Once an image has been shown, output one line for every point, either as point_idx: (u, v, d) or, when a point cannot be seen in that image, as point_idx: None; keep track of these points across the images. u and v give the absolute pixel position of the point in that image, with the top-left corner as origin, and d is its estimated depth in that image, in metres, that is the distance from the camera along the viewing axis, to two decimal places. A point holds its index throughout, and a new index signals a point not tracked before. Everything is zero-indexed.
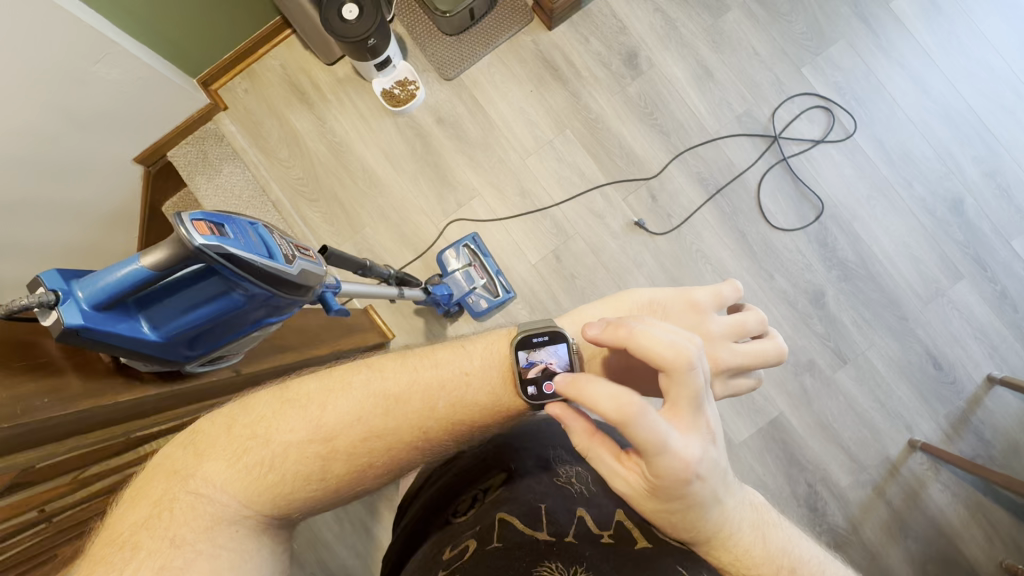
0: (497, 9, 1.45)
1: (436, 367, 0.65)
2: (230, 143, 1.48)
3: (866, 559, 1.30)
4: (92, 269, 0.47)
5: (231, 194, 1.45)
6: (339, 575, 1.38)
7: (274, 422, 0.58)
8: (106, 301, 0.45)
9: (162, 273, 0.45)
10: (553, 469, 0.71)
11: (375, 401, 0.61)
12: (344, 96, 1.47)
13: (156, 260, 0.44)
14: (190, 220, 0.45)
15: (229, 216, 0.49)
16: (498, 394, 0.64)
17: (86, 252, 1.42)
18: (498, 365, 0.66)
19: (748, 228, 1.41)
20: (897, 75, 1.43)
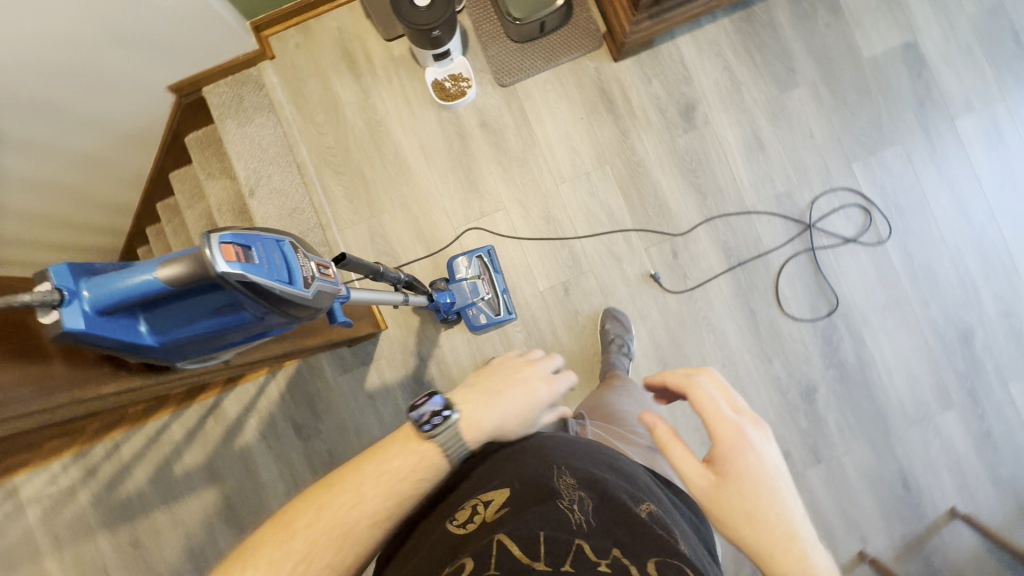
0: (568, 26, 1.41)
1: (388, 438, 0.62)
2: (268, 94, 1.44)
3: None
4: (102, 267, 0.46)
5: (257, 147, 1.42)
6: None
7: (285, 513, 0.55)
8: (110, 305, 0.44)
9: (175, 287, 0.44)
10: (556, 482, 0.61)
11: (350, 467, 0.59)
12: (394, 75, 1.43)
13: (172, 274, 0.43)
14: (220, 242, 0.44)
15: (259, 237, 0.48)
16: (416, 450, 0.60)
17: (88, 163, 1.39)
18: (405, 430, 0.62)
19: (759, 308, 1.40)
20: (943, 194, 1.42)
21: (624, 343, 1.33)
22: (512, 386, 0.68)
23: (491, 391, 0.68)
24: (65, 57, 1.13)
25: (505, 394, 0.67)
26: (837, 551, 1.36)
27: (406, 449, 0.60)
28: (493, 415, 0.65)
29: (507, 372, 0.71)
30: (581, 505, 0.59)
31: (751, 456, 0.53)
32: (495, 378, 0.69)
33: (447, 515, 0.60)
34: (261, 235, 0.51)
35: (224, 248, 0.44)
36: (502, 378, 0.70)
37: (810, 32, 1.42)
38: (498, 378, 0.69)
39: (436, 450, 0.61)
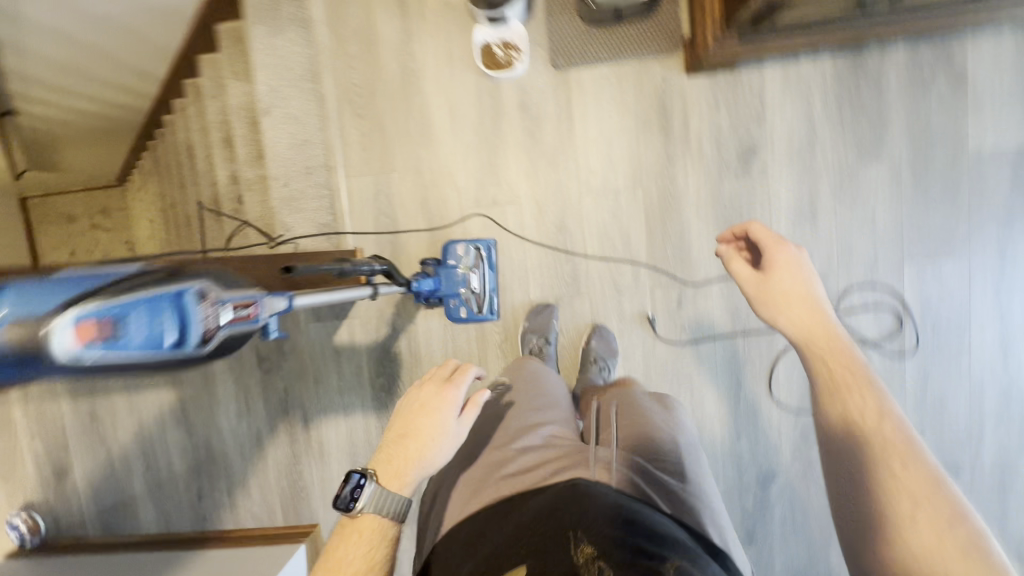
0: (648, 19, 1.23)
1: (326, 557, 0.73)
2: (305, 6, 1.31)
3: None
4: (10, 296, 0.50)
5: (281, 64, 1.32)
6: (218, 455, 1.46)
7: None
8: None
9: (41, 358, 0.47)
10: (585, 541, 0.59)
11: None
12: (443, 23, 1.28)
13: (33, 344, 0.46)
14: (77, 325, 0.47)
15: (138, 304, 0.51)
16: (354, 548, 0.73)
17: None
18: (341, 538, 0.75)
19: (747, 382, 1.33)
20: (991, 326, 1.27)
21: (604, 366, 1.28)
22: (416, 424, 0.82)
23: (406, 431, 0.82)
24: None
25: (412, 432, 0.82)
26: None
27: (349, 540, 0.74)
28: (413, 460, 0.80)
29: (415, 404, 0.85)
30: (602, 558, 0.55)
31: (786, 273, 0.86)
32: (405, 420, 0.83)
33: None
34: (157, 290, 0.53)
35: (83, 328, 0.47)
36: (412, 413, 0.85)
37: (919, 103, 1.22)
38: (407, 418, 0.84)
39: (371, 517, 0.75)
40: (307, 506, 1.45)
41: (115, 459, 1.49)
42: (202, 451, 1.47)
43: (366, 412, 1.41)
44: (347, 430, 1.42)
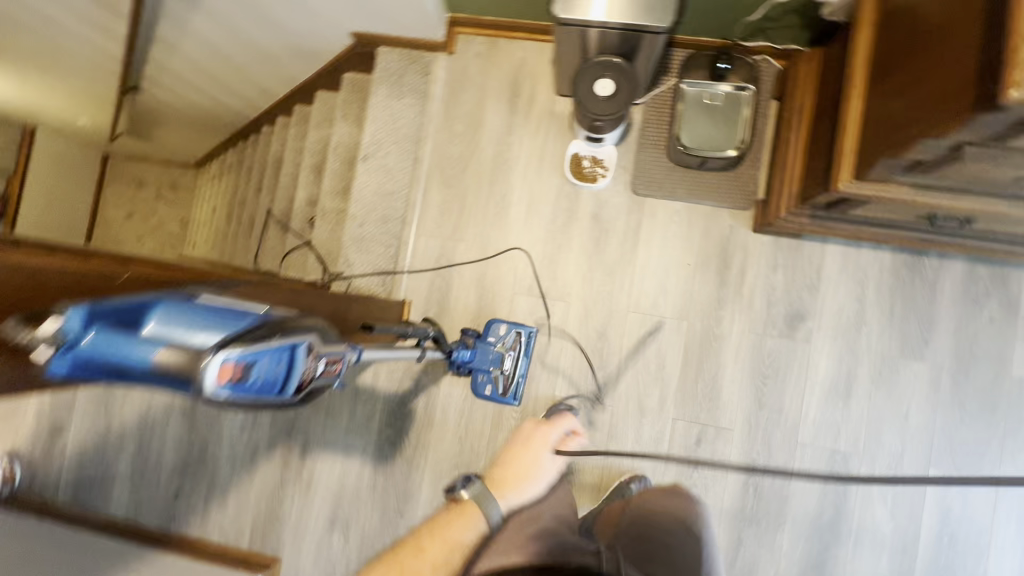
0: (729, 175, 1.32)
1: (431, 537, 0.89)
2: (427, 82, 1.46)
3: None
4: (116, 307, 0.44)
5: (393, 128, 1.47)
6: (209, 459, 1.46)
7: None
8: (108, 360, 0.43)
9: (173, 372, 0.44)
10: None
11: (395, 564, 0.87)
12: (544, 127, 1.41)
13: (176, 360, 0.43)
14: (225, 364, 0.45)
15: (270, 351, 0.50)
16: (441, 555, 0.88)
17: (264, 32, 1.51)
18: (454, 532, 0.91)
19: (749, 542, 1.28)
20: (1009, 558, 1.23)
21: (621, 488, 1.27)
22: (441, 538, 0.89)
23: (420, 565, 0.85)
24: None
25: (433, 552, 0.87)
26: None
27: (454, 522, 0.92)
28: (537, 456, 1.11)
29: (451, 518, 0.93)
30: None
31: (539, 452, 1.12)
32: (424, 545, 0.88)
33: None
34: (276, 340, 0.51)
35: (225, 366, 0.45)
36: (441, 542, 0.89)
37: (969, 319, 1.27)
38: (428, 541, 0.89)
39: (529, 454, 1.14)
40: (277, 536, 1.41)
41: (112, 434, 1.49)
42: (197, 448, 1.47)
43: (364, 459, 1.41)
44: (340, 471, 1.42)
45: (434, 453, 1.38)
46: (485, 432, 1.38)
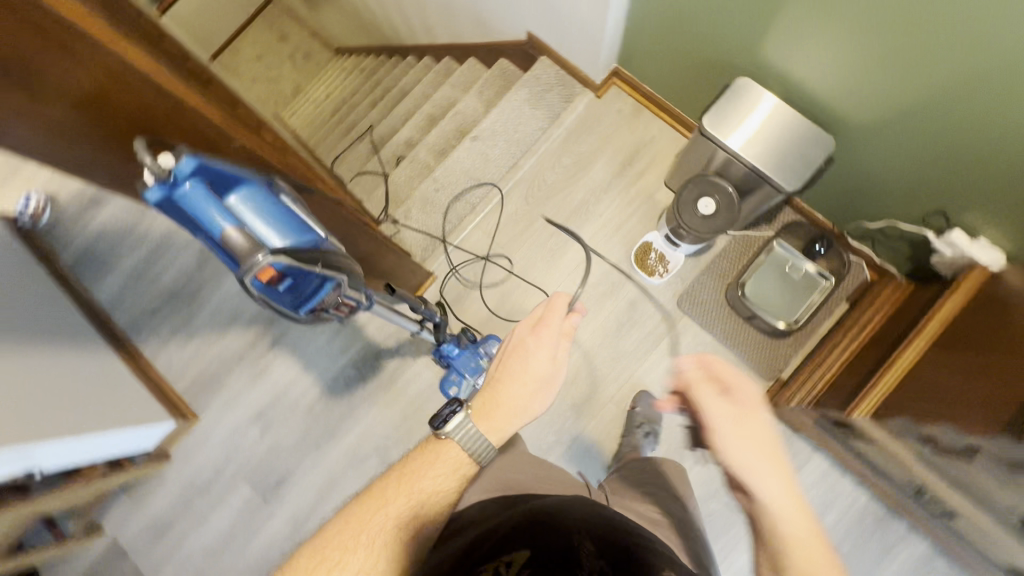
0: (767, 341, 1.33)
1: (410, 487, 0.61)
2: (564, 108, 1.52)
3: None
4: (219, 166, 0.50)
5: (512, 129, 1.52)
6: (196, 299, 1.53)
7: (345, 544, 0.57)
8: (177, 205, 0.48)
9: (224, 244, 0.48)
10: (577, 546, 0.48)
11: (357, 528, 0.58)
12: (636, 204, 1.45)
13: (229, 239, 0.48)
14: (268, 267, 0.47)
15: (309, 275, 0.51)
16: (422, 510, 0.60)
17: None
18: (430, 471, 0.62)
19: None
20: None
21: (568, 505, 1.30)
22: (410, 490, 0.61)
23: (388, 517, 0.59)
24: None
25: (402, 498, 0.60)
26: None
27: (426, 461, 0.63)
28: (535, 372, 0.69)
29: (420, 461, 0.63)
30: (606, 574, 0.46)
31: (529, 357, 0.70)
32: (386, 492, 0.60)
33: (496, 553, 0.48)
34: (320, 268, 0.53)
35: (267, 268, 0.48)
36: (409, 488, 0.60)
37: None
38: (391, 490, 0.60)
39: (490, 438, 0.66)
40: (207, 400, 1.47)
41: (135, 233, 1.58)
42: (192, 285, 1.54)
43: (315, 380, 1.45)
44: (290, 378, 1.46)
45: (375, 415, 1.42)
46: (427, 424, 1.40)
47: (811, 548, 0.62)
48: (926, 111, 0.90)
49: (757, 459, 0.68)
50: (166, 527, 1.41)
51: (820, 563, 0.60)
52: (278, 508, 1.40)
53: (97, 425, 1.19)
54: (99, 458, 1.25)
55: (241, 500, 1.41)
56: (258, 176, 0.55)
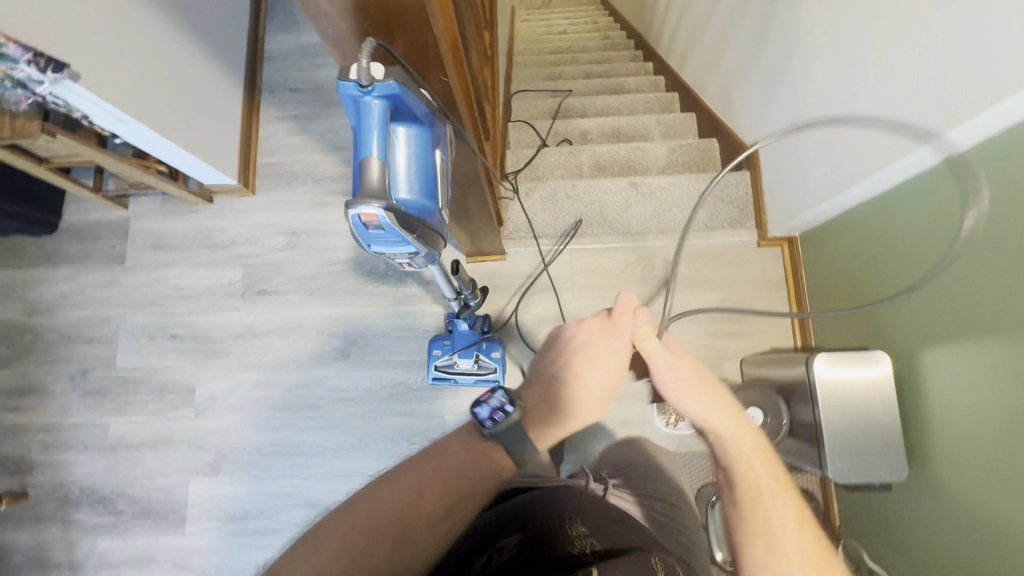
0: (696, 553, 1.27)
1: (445, 460, 0.61)
2: (723, 227, 1.46)
3: (52, 495, 1.42)
4: (409, 100, 0.48)
5: (667, 205, 1.48)
6: (328, 108, 1.59)
7: (376, 493, 0.56)
8: (354, 107, 0.47)
9: (358, 168, 0.47)
10: (569, 525, 0.65)
11: (386, 490, 0.57)
12: (703, 352, 1.39)
13: (366, 169, 0.47)
14: (372, 214, 0.47)
15: (401, 237, 0.51)
16: (458, 483, 0.59)
17: (740, 56, 1.51)
18: (464, 456, 0.61)
19: None
20: None
21: None
22: (444, 464, 0.60)
23: (416, 498, 0.56)
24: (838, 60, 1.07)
25: (447, 491, 0.58)
26: None
27: (460, 448, 0.62)
28: (588, 363, 0.69)
29: (454, 455, 0.61)
30: (592, 545, 0.61)
31: (584, 340, 0.71)
32: (426, 477, 0.58)
33: (497, 537, 0.63)
34: (413, 236, 0.52)
35: (372, 213, 0.47)
36: (445, 472, 0.59)
37: None
38: (426, 469, 0.59)
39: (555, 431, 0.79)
40: (271, 187, 1.55)
41: None
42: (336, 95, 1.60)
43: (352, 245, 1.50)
44: (338, 226, 1.52)
45: (368, 311, 1.46)
46: (395, 354, 1.43)
47: (752, 465, 0.66)
48: (975, 528, 0.85)
49: (619, 377, 0.70)
50: (166, 245, 1.53)
51: (760, 474, 0.65)
52: (245, 308, 1.48)
53: (182, 138, 1.27)
54: (168, 162, 1.36)
55: (227, 277, 1.50)
56: (433, 122, 0.53)
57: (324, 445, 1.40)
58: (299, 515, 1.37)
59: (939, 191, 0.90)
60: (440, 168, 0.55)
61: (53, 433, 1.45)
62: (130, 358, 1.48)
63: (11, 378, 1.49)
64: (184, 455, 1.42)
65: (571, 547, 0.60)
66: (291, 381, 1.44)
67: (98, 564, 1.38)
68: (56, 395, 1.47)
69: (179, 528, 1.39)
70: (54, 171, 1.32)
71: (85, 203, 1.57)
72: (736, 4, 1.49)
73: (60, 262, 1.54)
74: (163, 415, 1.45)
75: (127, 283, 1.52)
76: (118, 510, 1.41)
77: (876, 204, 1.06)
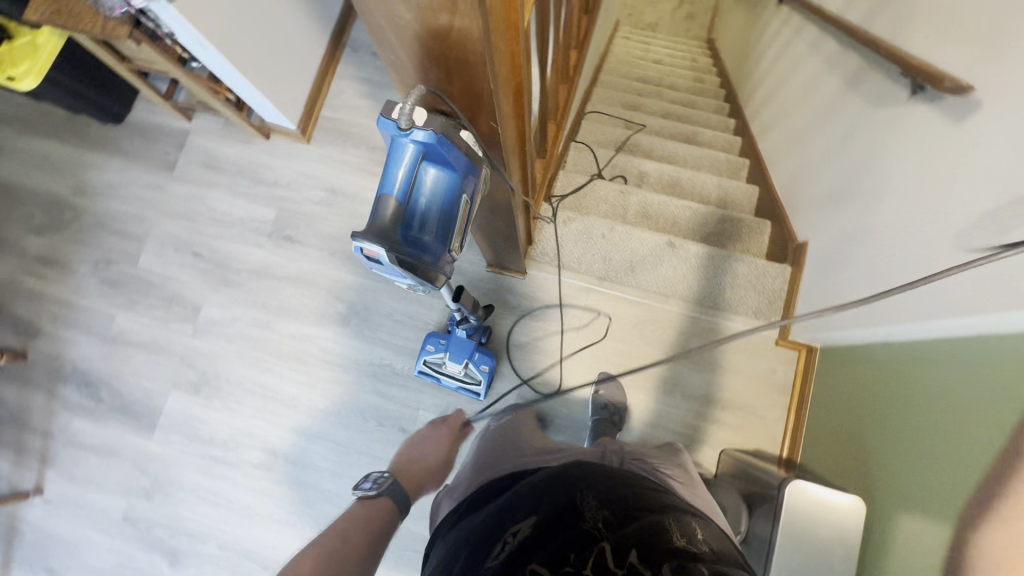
0: None
1: (352, 519, 0.77)
2: (748, 315, 1.42)
3: (50, 364, 1.51)
4: (439, 150, 0.50)
5: (700, 275, 1.45)
6: None
7: (311, 554, 0.68)
8: (390, 146, 0.50)
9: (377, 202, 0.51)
10: (581, 501, 0.64)
11: (318, 551, 0.69)
12: (688, 432, 1.37)
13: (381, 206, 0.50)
14: (371, 250, 0.49)
15: (401, 272, 0.53)
16: (367, 532, 0.75)
17: (822, 150, 1.45)
18: (369, 516, 0.79)
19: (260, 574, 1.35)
20: None
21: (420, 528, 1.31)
22: (351, 520, 0.76)
23: (344, 540, 0.72)
24: (919, 197, 1.02)
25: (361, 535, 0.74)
26: (47, 471, 1.45)
27: (362, 509, 0.80)
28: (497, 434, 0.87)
29: (360, 514, 0.79)
30: (606, 521, 0.61)
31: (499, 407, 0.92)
32: (344, 531, 0.73)
33: (516, 517, 0.63)
34: (416, 272, 0.54)
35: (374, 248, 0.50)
36: (356, 524, 0.76)
37: None
38: (343, 527, 0.74)
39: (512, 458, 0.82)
40: (326, 141, 1.58)
41: None
42: None
43: None
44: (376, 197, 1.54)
45: (379, 286, 1.48)
46: (392, 337, 1.45)
47: None
48: None
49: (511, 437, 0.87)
50: (215, 167, 1.58)
51: None
52: (267, 248, 1.52)
53: (255, 77, 1.30)
54: (237, 94, 1.41)
55: (261, 215, 1.54)
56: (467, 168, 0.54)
57: (300, 400, 1.43)
58: (257, 458, 1.41)
59: (963, 362, 0.85)
60: (465, 212, 0.56)
61: (66, 309, 1.53)
62: (151, 262, 1.54)
63: (42, 246, 1.57)
64: (172, 367, 1.48)
65: (585, 528, 0.59)
66: (288, 330, 1.47)
67: (68, 441, 1.46)
68: (77, 275, 1.55)
69: (148, 432, 1.45)
70: (133, 73, 1.37)
71: (155, 106, 1.64)
72: (835, 97, 1.43)
73: (117, 153, 1.61)
74: (164, 324, 1.50)
75: (170, 192, 1.58)
76: (99, 398, 1.48)
77: (902, 347, 1.01)
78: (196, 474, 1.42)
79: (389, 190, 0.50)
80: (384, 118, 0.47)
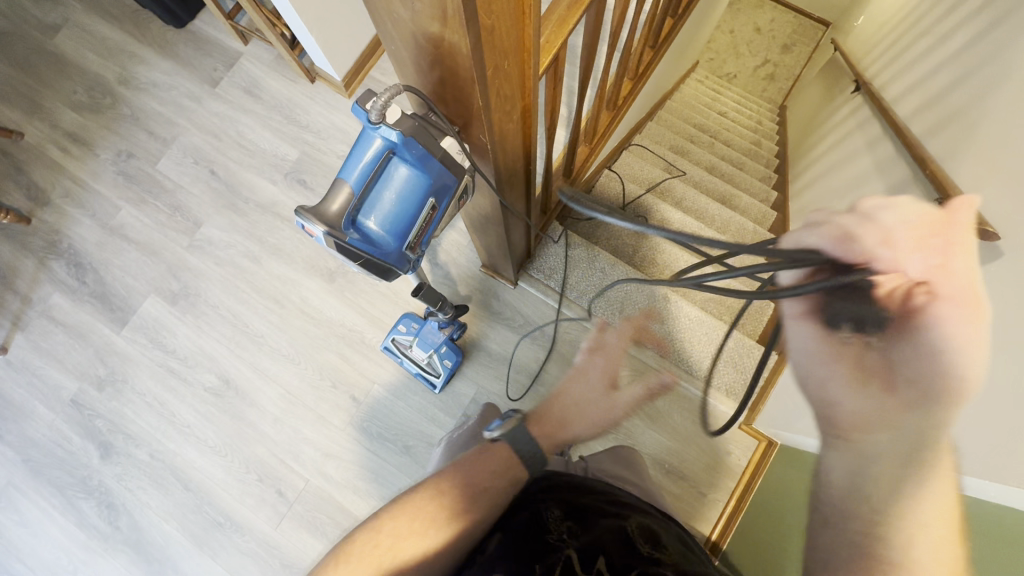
0: None
1: (480, 463, 0.58)
2: (722, 390, 1.39)
3: (48, 235, 1.55)
4: (392, 148, 0.56)
5: (687, 337, 1.42)
6: None
7: (398, 516, 0.54)
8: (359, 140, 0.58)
9: (334, 184, 0.59)
10: (544, 509, 0.57)
11: (405, 519, 0.53)
12: None
13: (334, 188, 0.58)
14: (307, 223, 0.57)
15: (336, 252, 0.59)
16: (474, 490, 0.56)
17: None
18: (493, 467, 0.58)
19: (178, 492, 1.37)
20: None
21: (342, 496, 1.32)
22: (471, 467, 0.58)
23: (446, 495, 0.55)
24: None
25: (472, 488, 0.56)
26: (16, 333, 1.49)
27: (483, 457, 0.58)
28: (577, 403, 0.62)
29: (479, 461, 0.58)
30: (570, 528, 0.55)
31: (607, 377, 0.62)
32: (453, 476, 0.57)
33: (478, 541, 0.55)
34: (349, 256, 0.60)
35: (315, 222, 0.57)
36: (475, 475, 0.57)
37: None
38: (469, 468, 0.58)
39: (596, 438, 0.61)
40: None
41: None
42: None
43: None
44: None
45: None
46: (370, 305, 1.46)
47: None
48: None
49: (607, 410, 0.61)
50: (255, 96, 1.60)
51: None
52: (280, 186, 1.54)
53: (311, 20, 1.31)
54: (291, 31, 1.42)
55: (283, 152, 1.56)
56: (426, 175, 0.59)
57: (266, 339, 1.45)
58: (210, 382, 1.44)
59: None
60: (418, 215, 0.62)
61: (79, 188, 1.58)
62: (169, 167, 1.57)
63: (75, 123, 1.62)
64: (158, 273, 1.51)
65: (553, 533, 0.54)
66: (275, 270, 1.49)
67: (43, 312, 1.50)
68: (98, 160, 1.59)
69: (118, 326, 1.49)
70: None
71: (217, 21, 1.67)
72: (873, 201, 1.39)
73: (168, 56, 1.65)
74: (163, 229, 1.54)
75: (206, 106, 1.60)
76: (83, 281, 1.52)
77: None
78: (151, 378, 1.45)
79: (347, 177, 0.58)
80: (359, 106, 0.55)
